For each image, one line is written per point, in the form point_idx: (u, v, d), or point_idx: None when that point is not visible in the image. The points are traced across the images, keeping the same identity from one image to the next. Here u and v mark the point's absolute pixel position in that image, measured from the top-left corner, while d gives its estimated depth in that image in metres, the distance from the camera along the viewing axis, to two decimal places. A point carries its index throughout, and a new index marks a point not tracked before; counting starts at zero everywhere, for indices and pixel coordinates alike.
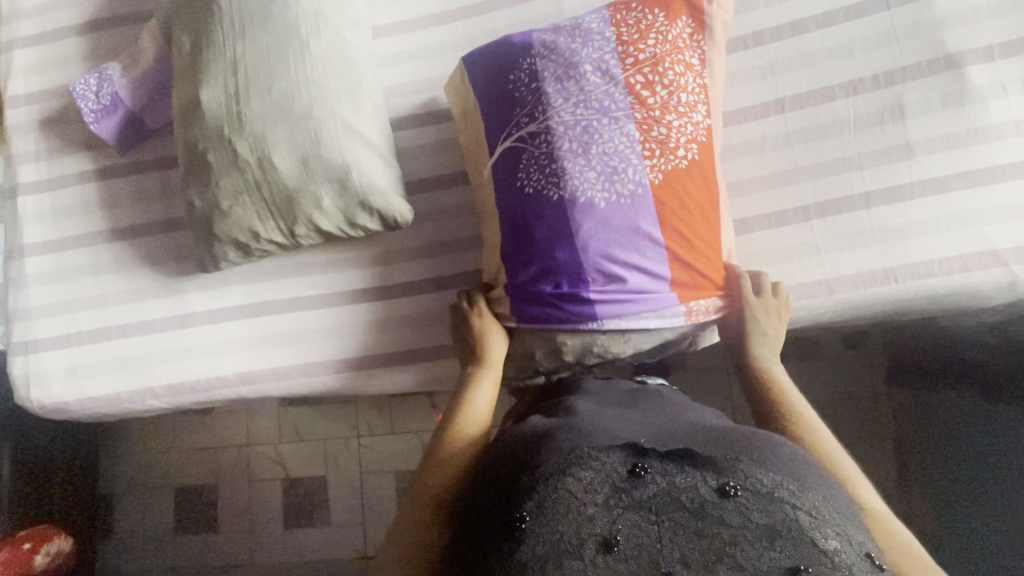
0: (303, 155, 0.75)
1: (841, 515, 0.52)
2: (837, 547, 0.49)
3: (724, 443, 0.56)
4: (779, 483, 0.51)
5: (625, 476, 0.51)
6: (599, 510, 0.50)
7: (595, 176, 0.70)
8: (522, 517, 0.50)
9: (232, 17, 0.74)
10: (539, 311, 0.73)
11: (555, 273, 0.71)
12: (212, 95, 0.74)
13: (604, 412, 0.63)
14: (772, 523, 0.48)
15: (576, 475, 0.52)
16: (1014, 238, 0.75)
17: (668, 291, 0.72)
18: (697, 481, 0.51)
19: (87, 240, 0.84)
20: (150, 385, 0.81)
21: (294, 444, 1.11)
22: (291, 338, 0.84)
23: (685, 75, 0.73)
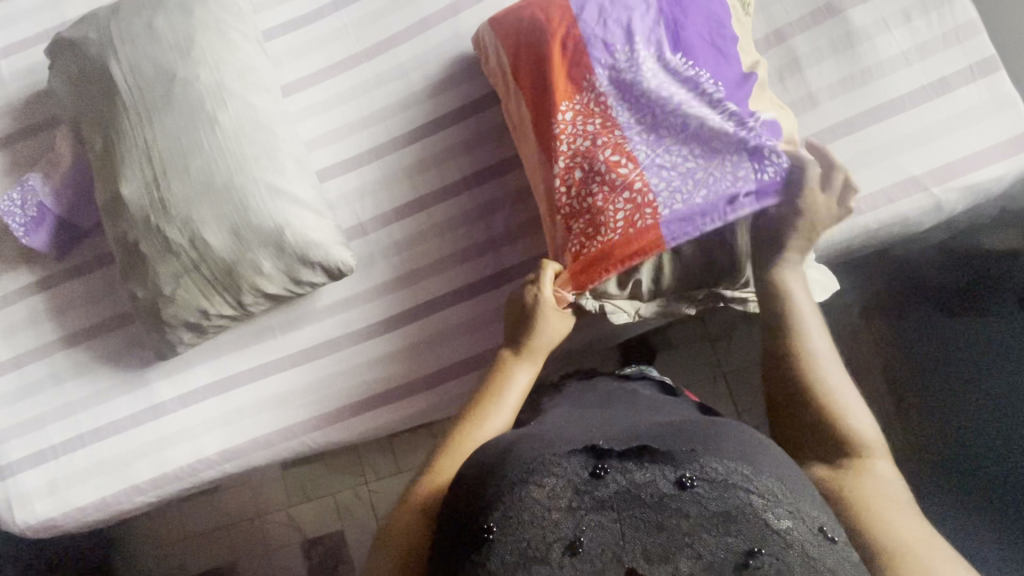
0: (234, 227, 0.75)
1: (799, 491, 0.49)
2: (792, 526, 0.46)
3: (685, 434, 0.52)
4: (738, 472, 0.48)
5: (587, 478, 0.48)
6: (564, 515, 0.46)
7: (667, 89, 0.68)
8: (488, 528, 0.46)
9: (138, 107, 0.76)
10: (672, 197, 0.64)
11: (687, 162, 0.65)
12: (132, 188, 0.75)
13: (573, 414, 0.61)
14: (727, 510, 0.46)
15: (538, 481, 0.47)
16: (929, 161, 0.74)
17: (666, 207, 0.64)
18: (656, 476, 0.47)
19: (44, 353, 0.89)
20: (134, 482, 0.87)
21: (302, 504, 1.38)
22: (265, 405, 0.87)
23: (583, 123, 0.69)
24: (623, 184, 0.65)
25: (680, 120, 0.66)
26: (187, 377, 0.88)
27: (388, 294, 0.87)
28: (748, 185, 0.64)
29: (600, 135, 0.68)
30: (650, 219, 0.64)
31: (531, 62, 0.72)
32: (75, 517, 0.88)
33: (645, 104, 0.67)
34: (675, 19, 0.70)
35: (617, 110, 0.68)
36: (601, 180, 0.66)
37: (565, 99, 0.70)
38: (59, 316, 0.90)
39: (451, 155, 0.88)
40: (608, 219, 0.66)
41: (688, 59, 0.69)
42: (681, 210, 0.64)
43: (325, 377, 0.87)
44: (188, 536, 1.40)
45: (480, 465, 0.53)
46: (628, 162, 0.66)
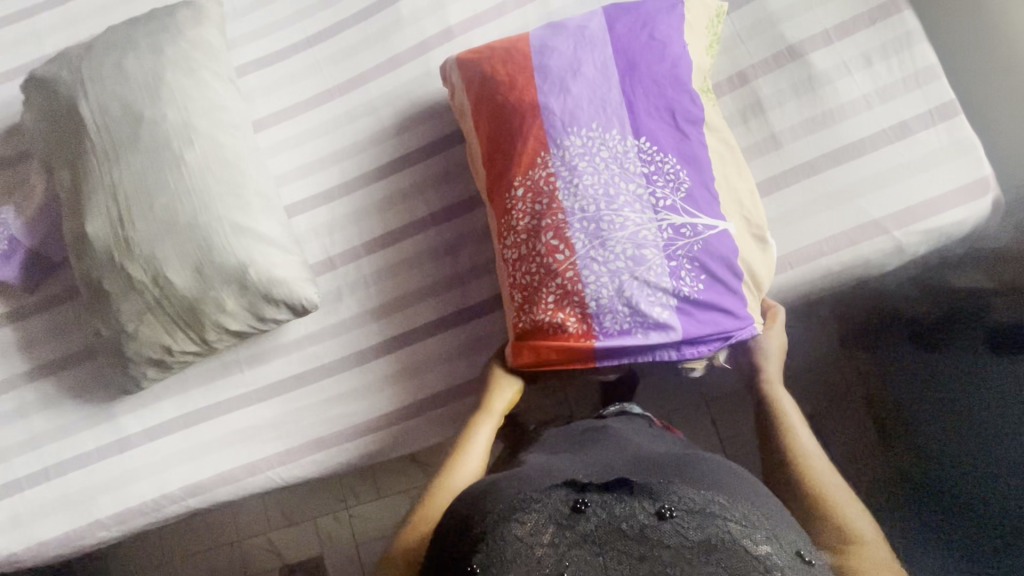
0: (198, 264, 0.75)
1: (777, 519, 0.50)
2: (771, 551, 0.46)
3: (663, 470, 0.55)
4: (714, 501, 0.49)
5: (568, 513, 0.49)
6: (548, 551, 0.46)
7: (622, 173, 0.67)
8: (472, 568, 0.46)
9: (105, 146, 0.76)
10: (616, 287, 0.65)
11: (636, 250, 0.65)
12: (97, 226, 0.75)
13: (551, 455, 0.62)
14: (706, 538, 0.46)
15: (521, 518, 0.48)
16: (891, 204, 0.74)
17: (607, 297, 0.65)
18: (635, 509, 0.48)
19: (11, 385, 0.89)
20: (98, 516, 0.86)
21: (280, 531, 1.37)
22: (231, 439, 0.87)
23: (535, 198, 0.68)
24: (556, 271, 0.67)
25: (631, 207, 0.66)
26: (153, 411, 0.88)
27: (356, 328, 0.87)
28: (669, 297, 0.66)
29: (546, 216, 0.67)
30: (579, 309, 0.66)
31: (491, 129, 0.72)
32: (37, 553, 0.87)
33: (591, 192, 0.66)
34: (637, 96, 0.69)
35: (566, 194, 0.66)
36: (546, 262, 0.67)
37: (518, 173, 0.69)
38: (28, 348, 0.90)
39: (420, 190, 0.89)
40: (541, 301, 0.68)
41: (645, 146, 0.68)
42: (606, 309, 0.65)
43: (292, 411, 0.87)
44: (165, 562, 1.39)
45: (466, 504, 0.54)
46: (565, 249, 0.66)
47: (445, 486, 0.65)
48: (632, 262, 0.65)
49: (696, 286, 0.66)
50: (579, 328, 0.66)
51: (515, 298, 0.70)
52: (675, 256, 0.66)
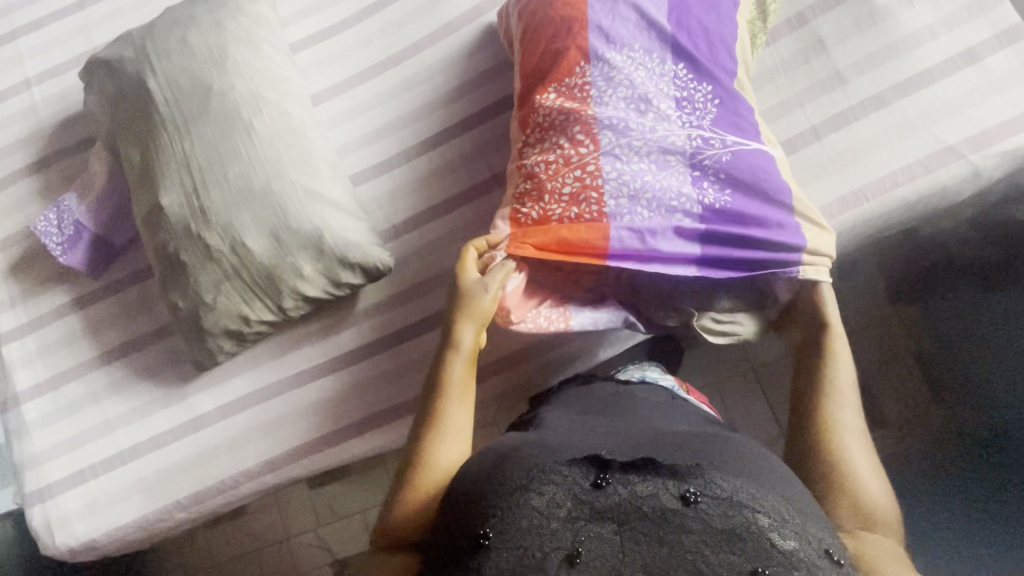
0: (273, 230, 0.75)
1: (805, 511, 0.48)
2: (799, 546, 0.44)
3: (693, 449, 0.51)
4: (741, 489, 0.46)
5: (588, 488, 0.47)
6: (563, 525, 0.45)
7: (669, 106, 0.69)
8: (484, 534, 0.46)
9: (175, 119, 0.77)
10: (641, 225, 0.68)
11: (675, 195, 0.68)
12: (171, 197, 0.75)
13: (573, 420, 0.60)
14: (731, 529, 0.44)
15: (539, 489, 0.47)
16: (964, 130, 0.74)
17: (630, 228, 0.68)
18: (658, 490, 0.46)
19: (81, 372, 0.89)
20: (175, 497, 0.85)
21: (331, 525, 1.36)
22: (303, 413, 0.86)
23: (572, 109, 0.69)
24: (574, 157, 0.69)
25: (673, 144, 0.68)
26: (225, 389, 0.87)
27: (424, 294, 0.87)
28: (693, 210, 0.68)
29: (574, 113, 0.69)
30: (594, 206, 0.68)
31: (542, 42, 0.73)
32: (115, 537, 0.86)
33: (623, 101, 0.69)
34: (684, 29, 0.71)
35: (599, 101, 0.69)
36: (569, 168, 0.69)
37: (555, 80, 0.71)
38: (96, 333, 0.90)
39: (480, 153, 0.89)
40: (555, 189, 0.70)
41: (682, 71, 0.70)
42: (624, 210, 0.68)
43: (362, 382, 0.86)
44: (218, 562, 1.37)
45: (475, 469, 0.53)
46: (589, 145, 0.69)
47: (438, 448, 0.61)
48: (655, 169, 0.68)
49: (718, 236, 0.69)
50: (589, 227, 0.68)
51: (524, 186, 0.72)
52: (707, 184, 0.69)
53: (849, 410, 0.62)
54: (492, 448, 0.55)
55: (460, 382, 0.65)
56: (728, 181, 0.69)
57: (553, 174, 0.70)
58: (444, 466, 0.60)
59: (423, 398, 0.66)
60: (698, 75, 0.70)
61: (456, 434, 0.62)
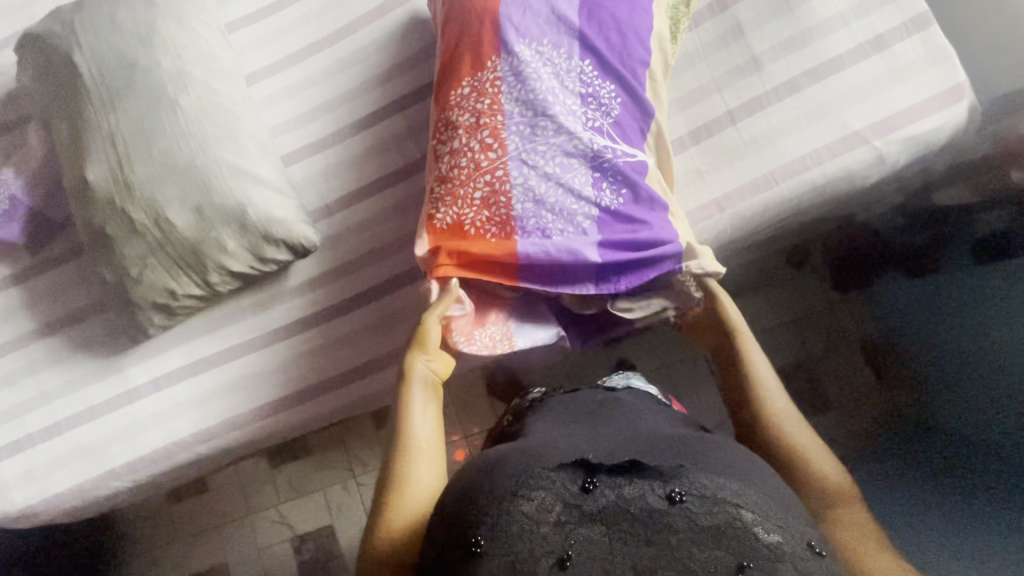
0: (196, 205, 0.77)
1: (788, 508, 0.49)
2: (782, 540, 0.45)
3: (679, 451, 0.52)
4: (728, 486, 0.47)
5: (576, 492, 0.48)
6: (553, 530, 0.46)
7: (573, 104, 0.72)
8: (476, 541, 0.46)
9: (101, 95, 0.78)
10: (545, 226, 0.70)
11: (578, 196, 0.71)
12: (97, 172, 0.77)
13: (556, 430, 0.60)
14: (715, 525, 0.45)
15: (528, 494, 0.48)
16: (871, 116, 0.76)
17: (535, 229, 0.70)
18: (645, 491, 0.47)
19: (21, 345, 0.91)
20: (112, 466, 0.88)
21: (291, 502, 1.39)
22: (236, 385, 0.88)
23: (482, 113, 0.72)
24: (483, 161, 0.71)
25: (575, 144, 0.71)
26: (161, 362, 0.89)
27: (356, 271, 0.89)
28: (592, 214, 0.71)
29: (485, 116, 0.72)
30: (503, 210, 0.70)
31: (455, 40, 0.75)
32: (53, 505, 0.89)
33: (531, 98, 0.71)
34: (592, 25, 0.74)
35: (508, 98, 0.71)
36: (479, 171, 0.71)
37: (468, 73, 0.74)
38: (35, 307, 0.92)
39: (411, 134, 0.90)
40: (466, 194, 0.71)
41: (589, 67, 0.73)
42: (530, 213, 0.70)
43: (294, 356, 0.88)
44: (178, 538, 1.40)
45: (467, 477, 0.54)
46: (498, 149, 0.71)
47: (414, 474, 0.62)
48: (559, 172, 0.70)
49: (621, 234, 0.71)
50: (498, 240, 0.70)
51: (439, 191, 0.74)
52: (607, 186, 0.72)
53: (776, 397, 0.66)
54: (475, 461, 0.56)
55: (427, 406, 0.68)
56: (627, 184, 0.72)
57: (465, 178, 0.72)
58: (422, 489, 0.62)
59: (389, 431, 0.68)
60: (602, 76, 0.73)
61: (429, 454, 0.65)
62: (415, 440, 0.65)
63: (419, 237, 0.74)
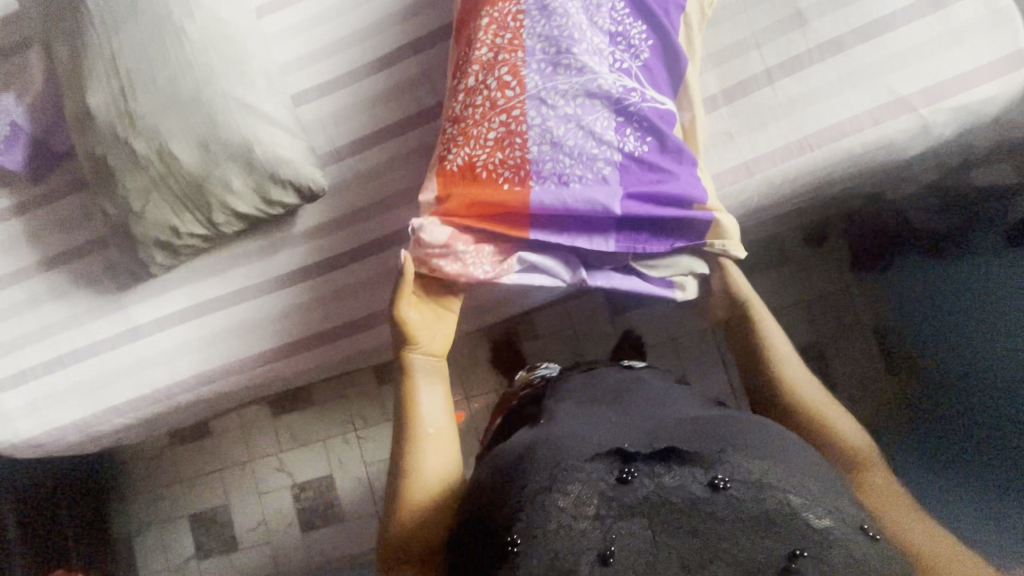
0: (201, 139, 0.74)
1: (838, 496, 0.49)
2: (833, 525, 0.46)
3: (713, 433, 0.52)
4: (773, 471, 0.47)
5: (614, 483, 0.48)
6: (593, 524, 0.46)
7: (600, 43, 0.67)
8: (512, 537, 0.46)
9: (102, 16, 0.74)
10: (561, 172, 0.66)
11: (598, 141, 0.66)
12: (98, 99, 0.74)
13: (579, 411, 0.60)
14: (763, 512, 0.45)
15: (564, 490, 0.47)
16: (921, 81, 0.71)
17: (549, 175, 0.66)
18: (687, 479, 0.47)
19: (22, 277, 0.90)
20: (114, 402, 0.88)
21: (292, 451, 1.40)
22: (239, 330, 0.87)
23: (502, 46, 0.67)
24: (499, 98, 0.66)
25: (599, 85, 0.66)
26: (163, 302, 0.88)
27: (364, 221, 0.86)
28: (613, 160, 0.67)
29: (504, 50, 0.67)
30: (518, 152, 0.66)
31: None
32: (56, 437, 0.89)
33: (556, 33, 0.66)
34: None
35: (531, 32, 0.66)
36: (495, 109, 0.66)
37: (488, 5, 0.68)
38: (37, 240, 0.90)
39: (427, 78, 0.86)
40: (480, 133, 0.67)
41: (619, 5, 0.69)
42: (547, 156, 0.65)
43: (298, 303, 0.87)
44: (180, 479, 1.43)
45: (496, 469, 0.53)
46: (516, 86, 0.66)
47: (424, 458, 0.64)
48: (581, 114, 0.66)
49: (642, 185, 0.67)
50: (511, 185, 0.66)
51: (451, 131, 0.69)
52: (630, 133, 0.67)
53: (792, 363, 0.69)
54: (509, 448, 0.55)
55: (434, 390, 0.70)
56: (651, 132, 0.68)
57: (478, 117, 0.67)
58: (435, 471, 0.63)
59: (395, 419, 0.69)
60: (634, 15, 0.69)
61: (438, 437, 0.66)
62: (423, 426, 0.66)
63: (428, 181, 0.71)
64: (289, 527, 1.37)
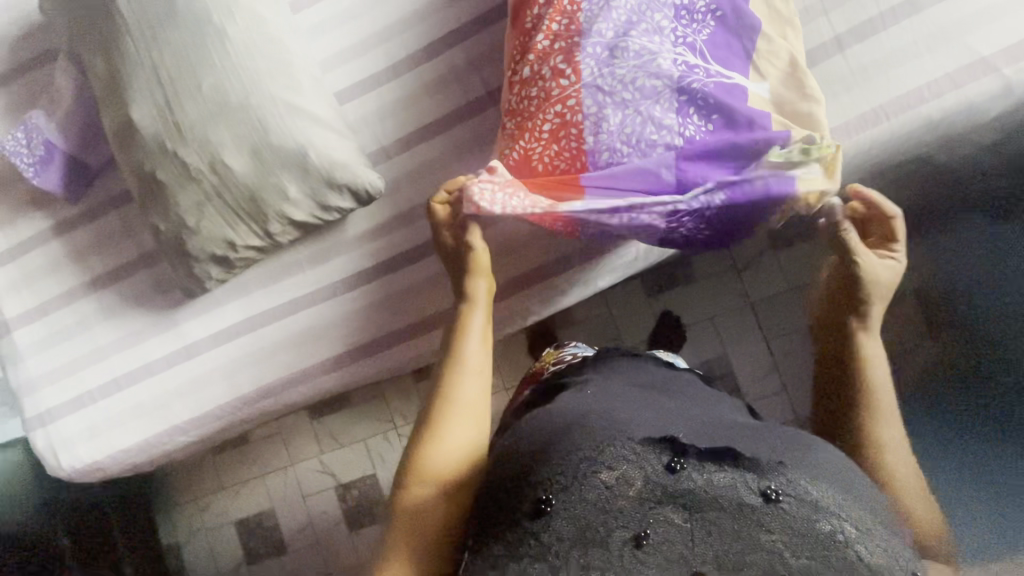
0: (254, 147, 0.71)
1: (889, 527, 0.45)
2: (880, 557, 0.43)
3: (768, 438, 0.49)
4: (830, 496, 0.44)
5: (663, 469, 0.44)
6: (632, 504, 0.44)
7: (661, 21, 0.63)
8: (546, 500, 0.44)
9: (139, 21, 0.70)
10: (618, 160, 0.62)
11: (657, 123, 0.62)
12: (143, 111, 0.70)
13: (629, 390, 0.56)
14: (812, 536, 0.42)
15: (609, 465, 0.45)
16: (1001, 40, 0.68)
17: (607, 165, 0.62)
18: (739, 484, 0.44)
19: (69, 299, 0.87)
20: (176, 421, 0.86)
21: (335, 453, 1.39)
22: (297, 341, 0.85)
23: (558, 33, 0.64)
24: (554, 89, 0.64)
25: (658, 64, 0.62)
26: (217, 316, 0.86)
27: (418, 220, 0.84)
28: (672, 145, 0.62)
29: (560, 38, 0.63)
30: (574, 142, 0.63)
31: None
32: (119, 459, 0.88)
33: (614, 17, 0.63)
34: None
35: (585, 16, 0.63)
36: (550, 101, 0.64)
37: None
38: (81, 260, 0.87)
39: (474, 67, 0.82)
40: (536, 127, 0.65)
41: None
42: (604, 144, 0.62)
43: (355, 309, 0.85)
44: (225, 487, 1.42)
45: (534, 438, 0.50)
46: (571, 74, 0.63)
47: (449, 423, 0.58)
48: (639, 97, 0.61)
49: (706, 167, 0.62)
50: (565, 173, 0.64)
51: (510, 126, 0.68)
52: (693, 114, 0.62)
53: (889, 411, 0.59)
54: (550, 415, 0.51)
55: (473, 356, 0.64)
56: (717, 110, 0.62)
57: (535, 110, 0.65)
58: (451, 447, 0.57)
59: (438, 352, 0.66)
60: None
61: (466, 409, 0.60)
62: (461, 379, 0.62)
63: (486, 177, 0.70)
64: (337, 528, 1.37)
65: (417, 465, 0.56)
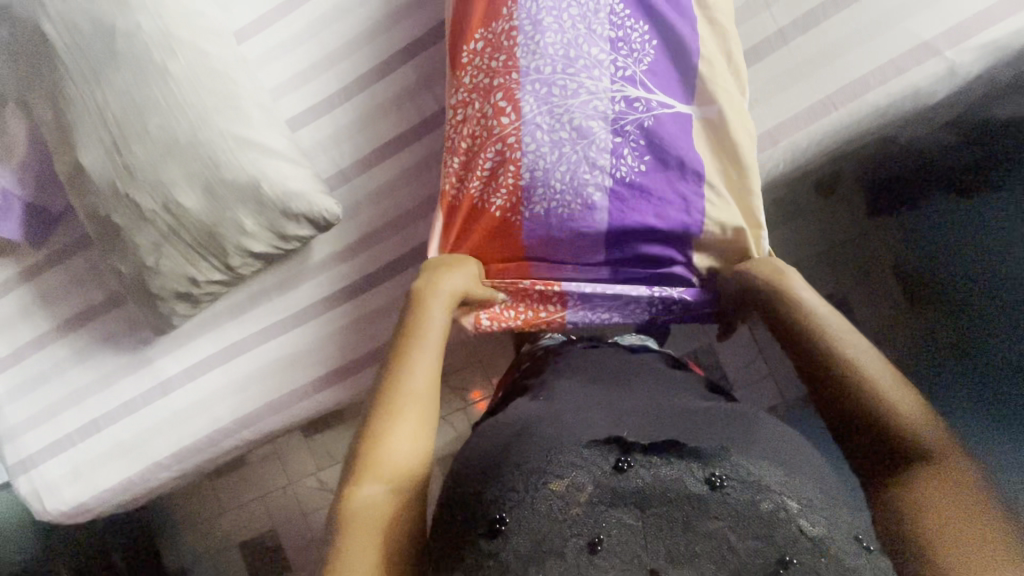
0: (206, 185, 0.71)
1: (834, 496, 0.46)
2: (825, 533, 0.43)
3: (713, 422, 0.49)
4: (773, 476, 0.44)
5: (610, 471, 0.44)
6: (584, 509, 0.43)
7: (599, 53, 0.64)
8: (500, 519, 0.43)
9: (79, 66, 0.69)
10: (555, 203, 0.64)
11: (593, 163, 0.63)
12: (92, 156, 0.70)
13: (584, 389, 0.55)
14: (760, 515, 0.43)
15: (557, 474, 0.44)
16: (942, 24, 0.69)
17: (545, 205, 0.64)
18: (683, 473, 0.44)
19: (41, 345, 0.88)
20: (157, 458, 0.86)
21: (331, 468, 1.39)
22: (272, 369, 0.85)
23: (498, 71, 0.65)
24: (491, 128, 0.65)
25: (593, 103, 0.63)
26: (189, 350, 0.86)
27: (382, 240, 0.84)
28: (604, 185, 0.64)
29: (500, 74, 0.65)
30: (511, 179, 0.65)
31: None
32: (105, 498, 0.88)
33: (551, 52, 0.64)
34: None
35: (525, 51, 0.64)
36: (487, 140, 0.66)
37: (481, 25, 0.67)
38: (50, 304, 0.87)
39: (426, 85, 0.82)
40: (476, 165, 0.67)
41: (619, 8, 0.66)
42: (538, 182, 0.64)
43: (327, 334, 0.85)
44: (224, 511, 1.42)
45: (485, 454, 0.49)
46: (511, 112, 0.64)
47: (402, 416, 0.54)
48: (576, 137, 0.63)
49: (635, 209, 0.64)
50: (503, 213, 0.66)
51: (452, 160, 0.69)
52: (625, 154, 0.64)
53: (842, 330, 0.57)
54: (499, 432, 0.51)
55: (426, 348, 0.59)
56: (651, 147, 0.64)
57: (476, 149, 0.67)
58: (411, 441, 0.53)
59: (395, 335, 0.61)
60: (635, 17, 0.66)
61: (424, 402, 0.56)
62: (413, 366, 0.57)
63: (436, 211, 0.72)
64: None
65: (372, 463, 0.51)
